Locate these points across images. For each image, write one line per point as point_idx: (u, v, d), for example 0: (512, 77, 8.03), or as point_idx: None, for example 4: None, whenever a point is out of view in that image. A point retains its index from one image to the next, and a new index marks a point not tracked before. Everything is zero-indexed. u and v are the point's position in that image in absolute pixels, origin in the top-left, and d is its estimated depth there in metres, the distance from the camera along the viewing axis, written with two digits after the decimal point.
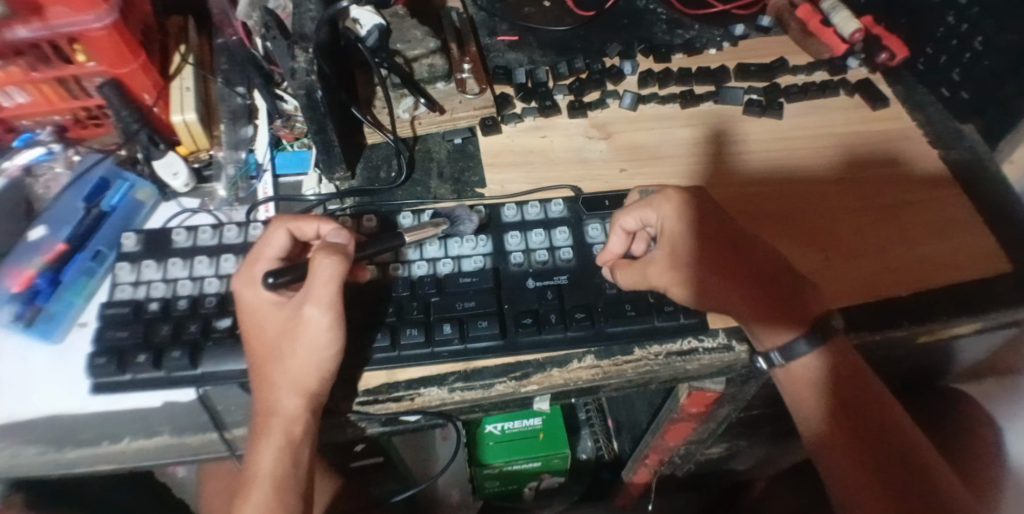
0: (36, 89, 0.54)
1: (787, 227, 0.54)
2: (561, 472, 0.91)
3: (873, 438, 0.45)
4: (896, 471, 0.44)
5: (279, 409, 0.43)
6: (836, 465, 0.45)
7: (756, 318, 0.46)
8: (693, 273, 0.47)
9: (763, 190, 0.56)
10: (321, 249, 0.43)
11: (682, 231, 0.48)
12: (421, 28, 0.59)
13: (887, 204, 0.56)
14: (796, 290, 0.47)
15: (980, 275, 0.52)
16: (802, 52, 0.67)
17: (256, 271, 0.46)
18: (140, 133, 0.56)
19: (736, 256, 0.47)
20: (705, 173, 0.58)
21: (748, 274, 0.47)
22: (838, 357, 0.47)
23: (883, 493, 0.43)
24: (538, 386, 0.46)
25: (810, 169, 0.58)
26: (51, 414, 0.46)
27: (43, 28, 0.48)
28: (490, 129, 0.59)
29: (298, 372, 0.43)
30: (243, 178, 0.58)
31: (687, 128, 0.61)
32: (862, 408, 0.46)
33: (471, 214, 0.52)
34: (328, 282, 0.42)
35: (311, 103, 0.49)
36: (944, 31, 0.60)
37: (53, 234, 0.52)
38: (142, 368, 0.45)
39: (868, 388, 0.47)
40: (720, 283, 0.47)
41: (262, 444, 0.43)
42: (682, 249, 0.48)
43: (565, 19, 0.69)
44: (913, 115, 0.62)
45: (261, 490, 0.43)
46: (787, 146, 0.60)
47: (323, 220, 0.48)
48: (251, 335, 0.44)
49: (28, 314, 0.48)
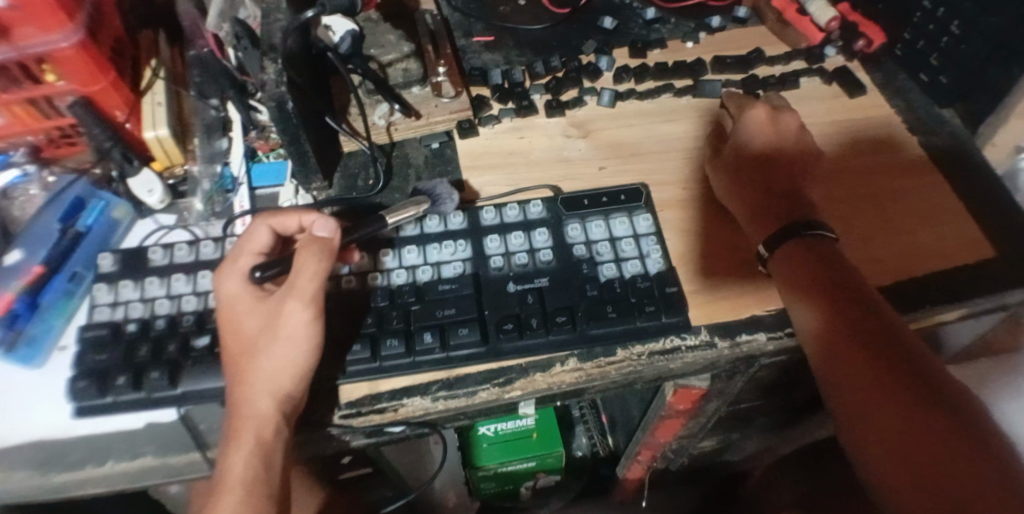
0: (7, 111, 0.53)
1: (778, 208, 0.52)
2: (556, 469, 0.91)
3: (912, 416, 0.40)
4: (935, 457, 0.38)
5: (253, 411, 0.42)
6: (865, 447, 0.42)
7: (750, 285, 0.50)
8: (697, 207, 0.55)
9: (753, 172, 0.54)
10: (306, 244, 0.45)
11: (694, 179, 0.57)
12: (395, 33, 0.61)
13: (865, 193, 0.56)
14: (792, 208, 0.51)
15: (965, 262, 0.51)
16: (779, 41, 0.66)
17: (241, 264, 0.47)
18: (113, 151, 0.55)
19: (747, 187, 0.53)
20: (693, 167, 0.57)
21: (767, 205, 0.52)
22: (854, 321, 0.44)
23: (909, 478, 0.39)
24: (523, 392, 0.46)
25: (806, 142, 0.55)
26: (32, 439, 0.46)
27: (10, 50, 0.48)
28: (467, 132, 0.59)
29: (274, 373, 0.42)
30: (219, 192, 0.58)
31: (682, 122, 0.60)
32: (896, 382, 0.41)
33: (451, 192, 0.54)
34: (313, 277, 0.44)
35: (283, 115, 0.49)
36: (921, 15, 0.60)
37: (29, 257, 0.52)
38: (123, 391, 0.44)
39: (908, 358, 0.42)
40: (726, 218, 0.54)
41: (234, 449, 0.42)
42: (693, 193, 0.56)
43: (541, 16, 0.68)
44: (892, 101, 0.62)
45: (232, 496, 0.42)
46: (769, 131, 0.55)
47: (304, 211, 0.49)
48: (228, 330, 0.44)
49: (9, 340, 0.48)
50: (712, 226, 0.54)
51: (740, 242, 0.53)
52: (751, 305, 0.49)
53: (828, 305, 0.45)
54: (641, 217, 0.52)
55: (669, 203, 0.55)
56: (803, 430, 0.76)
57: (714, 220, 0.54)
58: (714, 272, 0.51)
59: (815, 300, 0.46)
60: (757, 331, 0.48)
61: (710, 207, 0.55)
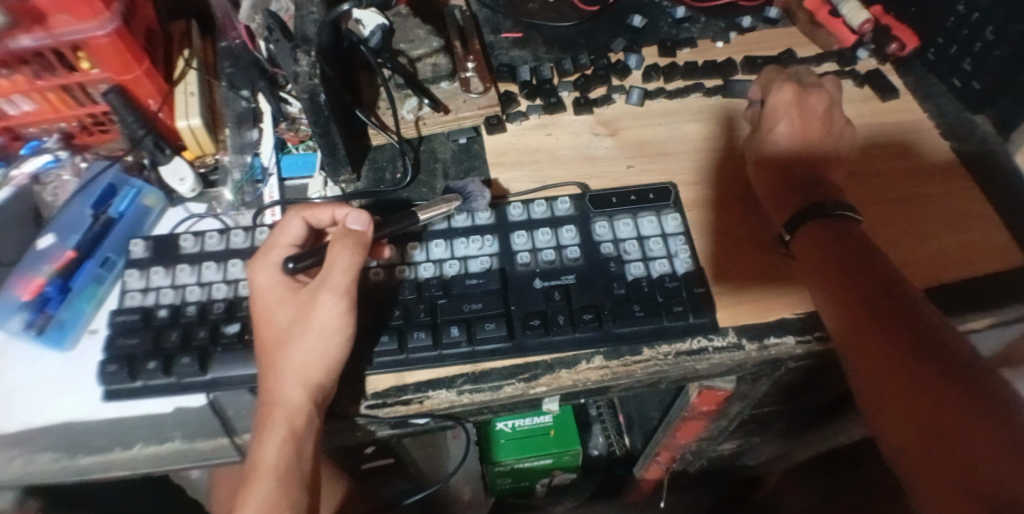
0: (42, 97, 0.54)
1: (800, 199, 0.52)
2: (572, 469, 0.91)
3: (929, 406, 0.38)
4: (958, 451, 0.36)
5: (284, 400, 0.42)
6: (895, 446, 0.40)
7: (775, 284, 0.50)
8: (718, 205, 0.55)
9: (778, 165, 0.54)
10: (339, 235, 0.45)
11: (719, 180, 0.56)
12: (424, 28, 0.61)
13: (889, 192, 0.55)
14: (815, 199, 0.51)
15: (992, 270, 0.51)
16: (810, 43, 0.66)
17: (274, 256, 0.47)
18: (145, 140, 0.56)
19: (773, 182, 0.54)
20: (714, 169, 0.57)
21: (790, 198, 0.52)
22: (872, 312, 0.43)
23: (934, 474, 0.37)
24: (548, 388, 0.46)
25: (835, 138, 0.55)
26: (62, 421, 0.46)
27: (46, 37, 0.49)
28: (494, 128, 0.59)
29: (304, 363, 0.43)
30: (249, 182, 0.58)
31: (693, 122, 0.60)
32: (915, 373, 0.40)
33: (483, 189, 0.53)
34: (345, 271, 0.44)
35: (314, 107, 0.49)
36: (954, 20, 0.60)
37: (61, 242, 0.53)
38: (152, 375, 0.45)
39: (932, 346, 0.40)
40: (751, 213, 0.54)
41: (267, 436, 0.43)
42: (716, 192, 0.55)
43: (569, 14, 0.68)
44: (922, 106, 0.61)
45: (265, 482, 0.42)
46: (794, 115, 0.55)
47: (336, 205, 0.49)
48: (261, 321, 0.45)
49: (38, 322, 0.49)
50: (735, 226, 0.53)
51: (765, 232, 0.53)
52: (776, 299, 0.49)
53: (844, 296, 0.45)
54: (670, 216, 0.52)
55: (691, 201, 0.55)
56: (822, 436, 0.76)
57: (740, 222, 0.54)
58: (738, 261, 0.51)
59: (832, 292, 0.46)
60: (786, 334, 0.48)
61: (732, 208, 0.55)
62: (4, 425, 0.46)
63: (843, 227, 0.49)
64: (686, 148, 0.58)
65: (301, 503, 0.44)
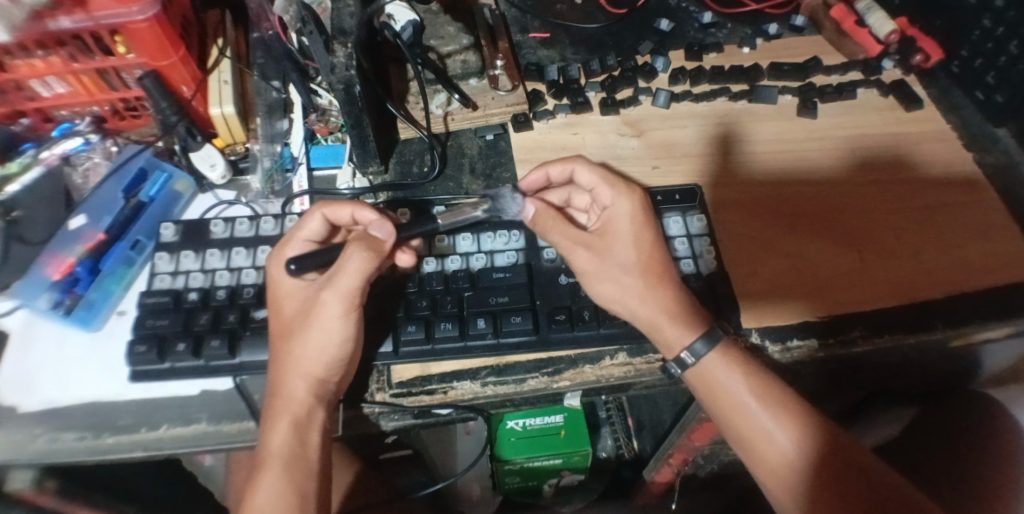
0: (76, 80, 0.55)
1: (792, 232, 0.54)
2: (581, 470, 0.91)
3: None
4: None
5: (290, 394, 0.43)
6: None
7: (791, 298, 0.50)
8: (724, 225, 0.54)
9: (773, 198, 0.56)
10: (353, 240, 0.44)
11: (724, 202, 0.55)
12: (454, 25, 0.62)
13: (903, 203, 0.56)
14: (807, 233, 0.54)
15: (1015, 279, 0.51)
16: (835, 52, 0.67)
17: (289, 250, 0.47)
18: (178, 125, 0.56)
19: (769, 212, 0.55)
20: (648, 265, 0.46)
21: (783, 230, 0.54)
22: (772, 420, 0.43)
23: None
24: (571, 382, 0.47)
25: (827, 172, 0.57)
26: (88, 400, 0.47)
27: (86, 19, 0.49)
28: (522, 125, 0.59)
29: (309, 359, 0.43)
30: (278, 171, 0.59)
31: (622, 201, 0.48)
32: (838, 490, 0.40)
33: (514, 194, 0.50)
34: (354, 274, 0.43)
35: (349, 98, 0.49)
36: (979, 33, 0.60)
37: (93, 223, 0.53)
38: (181, 357, 0.45)
39: (858, 470, 0.41)
40: (759, 230, 0.54)
41: (272, 426, 0.43)
42: (719, 215, 0.55)
43: (596, 16, 0.69)
44: (945, 117, 0.61)
45: (271, 471, 0.42)
46: (776, 153, 0.59)
47: (359, 205, 0.48)
48: (272, 308, 0.46)
49: (67, 302, 0.49)
50: (661, 331, 0.44)
51: (790, 244, 0.53)
52: (729, 371, 0.44)
53: (770, 381, 0.44)
54: (695, 217, 0.52)
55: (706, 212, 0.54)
56: None
57: (671, 330, 0.44)
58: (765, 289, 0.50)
59: (722, 399, 0.44)
60: (808, 337, 0.49)
61: (662, 311, 0.44)
62: (29, 402, 0.47)
63: (836, 262, 0.52)
64: (710, 148, 0.59)
65: (309, 493, 0.43)
